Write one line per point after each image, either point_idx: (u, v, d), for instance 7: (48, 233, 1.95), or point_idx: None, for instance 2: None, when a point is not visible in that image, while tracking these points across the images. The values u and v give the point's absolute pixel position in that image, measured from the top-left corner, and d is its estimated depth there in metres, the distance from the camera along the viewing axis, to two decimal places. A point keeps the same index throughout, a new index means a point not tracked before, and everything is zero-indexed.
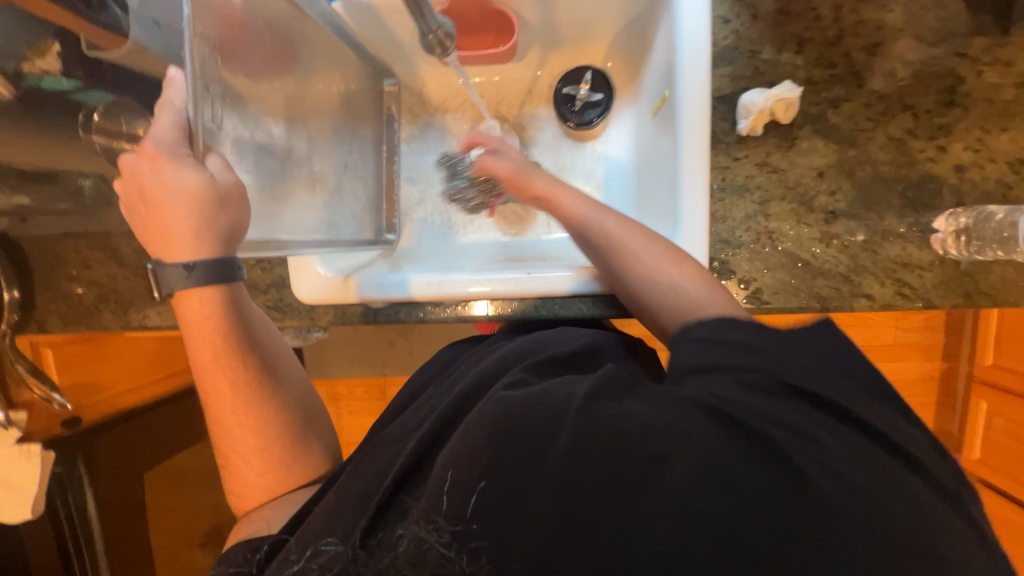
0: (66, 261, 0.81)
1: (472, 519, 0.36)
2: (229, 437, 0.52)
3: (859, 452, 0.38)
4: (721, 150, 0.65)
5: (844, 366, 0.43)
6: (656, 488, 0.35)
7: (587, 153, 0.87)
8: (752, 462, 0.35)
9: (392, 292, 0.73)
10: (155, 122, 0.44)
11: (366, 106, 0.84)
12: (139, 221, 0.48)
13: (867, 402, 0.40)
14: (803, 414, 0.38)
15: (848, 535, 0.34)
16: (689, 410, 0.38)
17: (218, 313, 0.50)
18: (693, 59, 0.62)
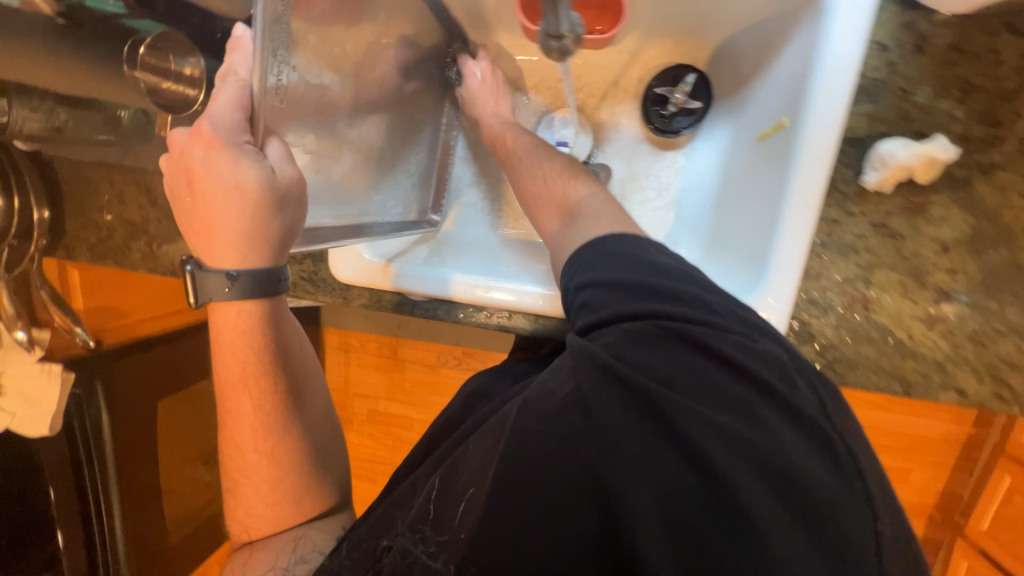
0: (99, 189, 0.76)
1: (454, 529, 0.41)
2: (242, 464, 0.50)
3: (734, 401, 0.40)
4: (836, 200, 0.57)
5: (730, 341, 0.42)
6: (560, 458, 0.39)
7: (666, 164, 0.80)
8: (633, 413, 0.39)
9: (434, 288, 0.68)
10: (213, 100, 0.38)
11: (437, 72, 0.75)
12: (184, 213, 0.45)
13: (750, 350, 0.42)
14: (682, 364, 0.41)
15: (725, 478, 0.38)
16: (614, 417, 0.39)
17: (253, 329, 0.48)
18: (829, 88, 0.54)
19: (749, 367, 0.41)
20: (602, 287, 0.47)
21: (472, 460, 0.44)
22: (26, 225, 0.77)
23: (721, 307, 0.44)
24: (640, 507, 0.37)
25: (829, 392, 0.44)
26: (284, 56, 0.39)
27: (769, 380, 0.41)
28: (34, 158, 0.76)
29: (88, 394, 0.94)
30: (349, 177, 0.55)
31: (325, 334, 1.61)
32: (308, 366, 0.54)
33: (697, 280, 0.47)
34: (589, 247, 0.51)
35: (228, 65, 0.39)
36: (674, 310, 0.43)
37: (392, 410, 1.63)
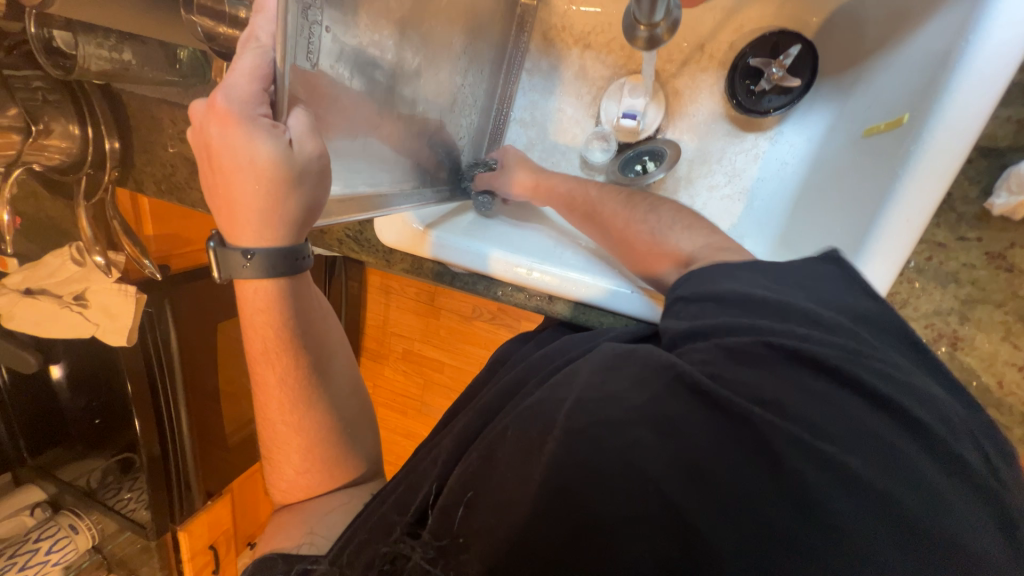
0: (162, 124, 0.78)
1: (459, 533, 0.37)
2: (273, 433, 0.54)
3: (861, 434, 0.34)
4: (949, 221, 0.49)
5: (880, 362, 0.37)
6: (630, 479, 0.33)
7: (745, 147, 0.71)
8: (734, 440, 0.33)
9: (471, 260, 0.66)
10: (230, 70, 0.36)
11: (496, 16, 0.67)
12: (208, 190, 0.43)
13: (872, 368, 0.36)
14: (799, 385, 0.35)
15: (847, 530, 0.31)
16: (706, 423, 0.34)
17: (278, 298, 0.49)
18: (974, 83, 0.44)
19: (878, 393, 0.35)
20: (715, 300, 0.43)
21: (510, 441, 0.38)
22: (99, 156, 0.80)
23: (856, 330, 0.39)
24: (739, 552, 0.31)
25: (967, 433, 0.37)
26: (316, 15, 0.35)
27: (897, 406, 0.35)
28: (104, 91, 0.77)
29: (158, 311, 1.02)
30: (391, 142, 0.52)
31: (368, 274, 1.66)
32: (327, 339, 0.56)
33: (816, 294, 0.42)
34: (711, 267, 0.48)
35: (250, 29, 0.38)
36: (791, 328, 0.38)
37: (426, 352, 1.70)
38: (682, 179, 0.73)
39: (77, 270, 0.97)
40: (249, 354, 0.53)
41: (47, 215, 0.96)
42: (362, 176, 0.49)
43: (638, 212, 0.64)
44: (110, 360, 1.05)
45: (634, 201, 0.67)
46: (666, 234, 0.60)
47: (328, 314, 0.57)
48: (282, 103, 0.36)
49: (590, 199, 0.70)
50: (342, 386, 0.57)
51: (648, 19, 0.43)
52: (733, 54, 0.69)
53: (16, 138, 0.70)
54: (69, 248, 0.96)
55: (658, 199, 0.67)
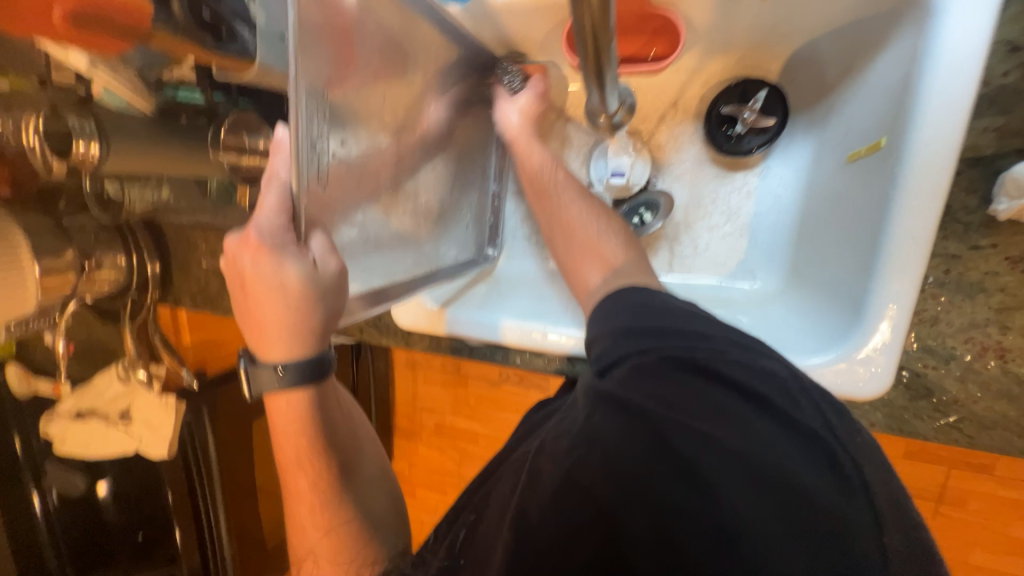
0: (197, 246, 0.87)
1: (460, 555, 0.42)
2: (303, 538, 0.53)
3: (731, 417, 0.35)
4: (956, 232, 0.48)
5: (745, 358, 0.39)
6: (565, 493, 0.34)
7: (736, 186, 0.72)
8: (638, 439, 0.34)
9: (485, 333, 0.68)
10: (260, 207, 0.41)
11: (482, 108, 0.73)
12: (240, 312, 0.47)
13: (742, 363, 0.39)
14: (681, 386, 0.37)
15: (737, 512, 0.32)
16: (609, 423, 0.35)
17: (305, 409, 0.51)
18: (937, 103, 0.45)
19: (750, 386, 0.37)
20: (610, 332, 0.45)
21: (499, 507, 0.40)
22: (144, 280, 0.88)
23: (730, 335, 0.42)
24: (645, 541, 0.32)
25: (821, 403, 0.38)
26: (323, 146, 0.41)
27: (767, 393, 0.37)
28: (147, 225, 0.87)
29: (197, 419, 1.04)
30: (401, 238, 0.56)
31: (393, 352, 1.69)
32: (355, 436, 0.58)
33: (694, 311, 0.45)
34: (607, 299, 0.50)
35: (272, 169, 0.41)
36: (669, 342, 0.41)
37: (458, 424, 1.67)
38: (684, 225, 0.74)
39: (123, 388, 1.03)
40: (279, 461, 0.54)
41: (98, 338, 1.05)
42: (378, 270, 0.53)
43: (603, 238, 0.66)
44: (153, 473, 1.07)
45: (580, 192, 0.71)
46: (607, 241, 0.66)
47: (352, 410, 0.59)
48: (302, 229, 0.40)
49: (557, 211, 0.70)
50: (365, 476, 0.57)
51: (606, 112, 0.48)
52: (705, 105, 0.73)
53: (72, 277, 0.78)
54: (115, 368, 1.02)
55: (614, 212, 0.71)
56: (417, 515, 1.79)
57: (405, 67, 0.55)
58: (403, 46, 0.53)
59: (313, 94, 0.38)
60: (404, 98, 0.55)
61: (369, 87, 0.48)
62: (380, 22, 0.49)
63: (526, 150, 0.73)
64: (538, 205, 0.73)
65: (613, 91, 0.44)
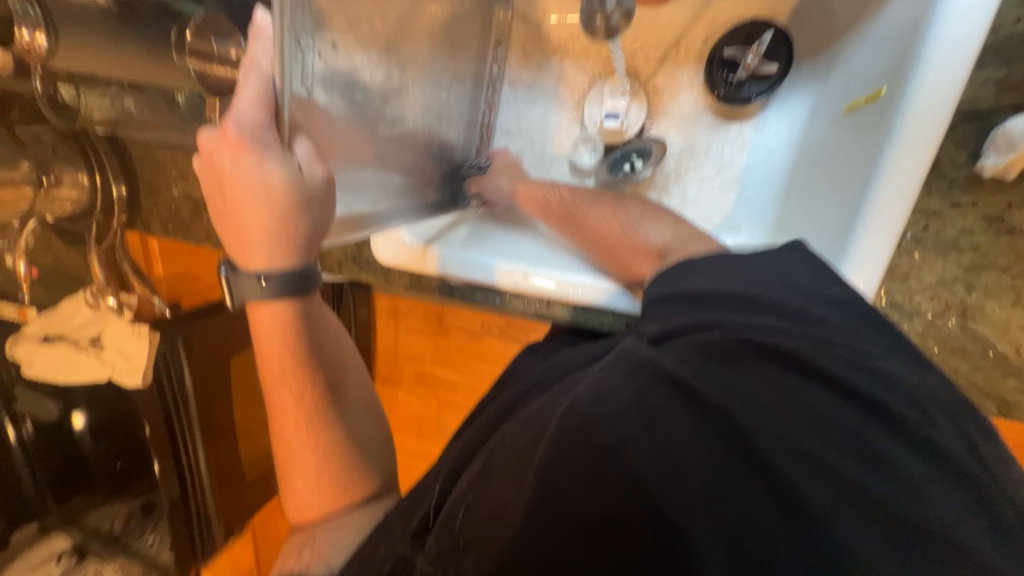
0: (165, 166, 0.80)
1: (460, 536, 0.39)
2: (287, 453, 0.53)
3: (825, 420, 0.34)
4: (940, 188, 0.48)
5: (849, 354, 0.38)
6: (614, 473, 0.33)
7: (730, 138, 0.71)
8: (711, 432, 0.33)
9: (470, 272, 0.67)
10: (236, 98, 0.37)
11: (476, 31, 0.68)
12: (216, 215, 0.44)
13: (836, 356, 0.37)
14: (761, 377, 0.36)
15: (820, 513, 0.31)
16: (674, 404, 0.34)
17: (291, 317, 0.51)
18: (952, 45, 0.43)
19: (847, 384, 0.36)
20: (687, 298, 0.44)
21: (506, 453, 0.41)
22: (107, 203, 0.82)
23: (830, 318, 0.40)
24: (712, 539, 0.30)
25: (932, 407, 0.37)
26: (309, 43, 0.37)
27: (872, 396, 0.36)
28: (109, 140, 0.80)
29: (172, 349, 1.03)
30: (386, 164, 0.54)
31: (375, 299, 1.68)
32: (342, 360, 0.57)
33: (777, 281, 0.44)
34: (678, 267, 0.49)
35: (251, 57, 0.37)
36: (751, 322, 0.40)
37: (438, 373, 1.70)
38: (674, 176, 0.73)
39: (92, 314, 1.01)
40: (263, 373, 0.53)
41: (63, 263, 1.01)
42: (359, 194, 0.51)
43: (617, 209, 0.67)
44: (126, 401, 1.07)
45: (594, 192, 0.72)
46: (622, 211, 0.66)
47: (339, 334, 0.58)
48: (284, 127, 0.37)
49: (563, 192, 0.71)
50: (354, 400, 0.57)
51: None
52: (708, 48, 0.70)
53: None
54: (84, 293, 0.99)
55: (630, 199, 0.70)
56: None
57: None
58: None
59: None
60: (397, 6, 0.50)
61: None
62: None
63: None
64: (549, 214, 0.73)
65: None
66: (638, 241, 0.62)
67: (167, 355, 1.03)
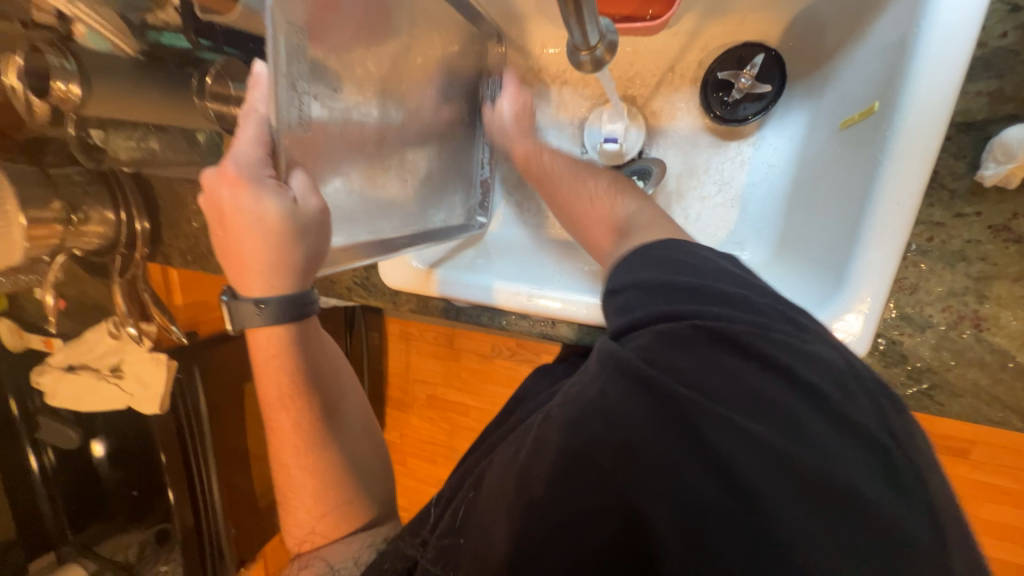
0: (187, 200, 0.86)
1: (457, 531, 0.42)
2: (289, 477, 0.54)
3: (780, 410, 0.34)
4: (942, 200, 0.47)
5: (802, 346, 0.37)
6: (581, 468, 0.34)
7: (729, 156, 0.72)
8: (662, 422, 0.33)
9: (476, 295, 0.68)
10: (237, 139, 0.40)
11: (473, 65, 0.71)
12: (220, 246, 0.46)
13: (784, 343, 0.37)
14: (714, 365, 0.35)
15: (761, 492, 0.32)
16: (635, 397, 0.34)
17: (286, 344, 0.51)
18: (932, 65, 0.44)
19: (802, 374, 0.35)
20: (638, 288, 0.44)
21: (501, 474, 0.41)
22: (132, 236, 0.88)
23: (770, 306, 0.40)
24: (663, 524, 0.32)
25: (885, 402, 0.37)
26: (304, 88, 0.40)
27: (821, 385, 0.35)
28: (135, 177, 0.86)
29: (188, 377, 1.05)
30: (388, 197, 0.56)
31: (386, 324, 1.70)
32: (337, 381, 0.58)
33: (730, 275, 0.43)
34: (635, 253, 0.48)
35: (250, 101, 0.39)
36: (706, 310, 0.39)
37: (450, 397, 1.69)
38: (675, 195, 0.74)
39: (113, 343, 1.04)
40: (263, 399, 0.54)
41: (87, 295, 1.05)
42: (364, 224, 0.52)
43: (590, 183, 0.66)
44: (144, 429, 1.09)
45: (570, 160, 0.70)
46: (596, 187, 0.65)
47: (333, 356, 0.59)
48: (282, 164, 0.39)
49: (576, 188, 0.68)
50: (351, 420, 0.58)
51: (585, 44, 0.46)
52: (702, 71, 0.71)
53: (60, 228, 0.78)
54: (107, 323, 1.03)
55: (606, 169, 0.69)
56: (406, 483, 1.82)
57: (393, 20, 0.53)
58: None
59: (293, 26, 0.37)
60: (390, 50, 0.53)
61: (353, 34, 0.47)
62: None
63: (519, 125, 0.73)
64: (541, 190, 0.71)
65: (592, 22, 0.43)
66: (605, 207, 0.61)
67: (182, 382, 1.05)
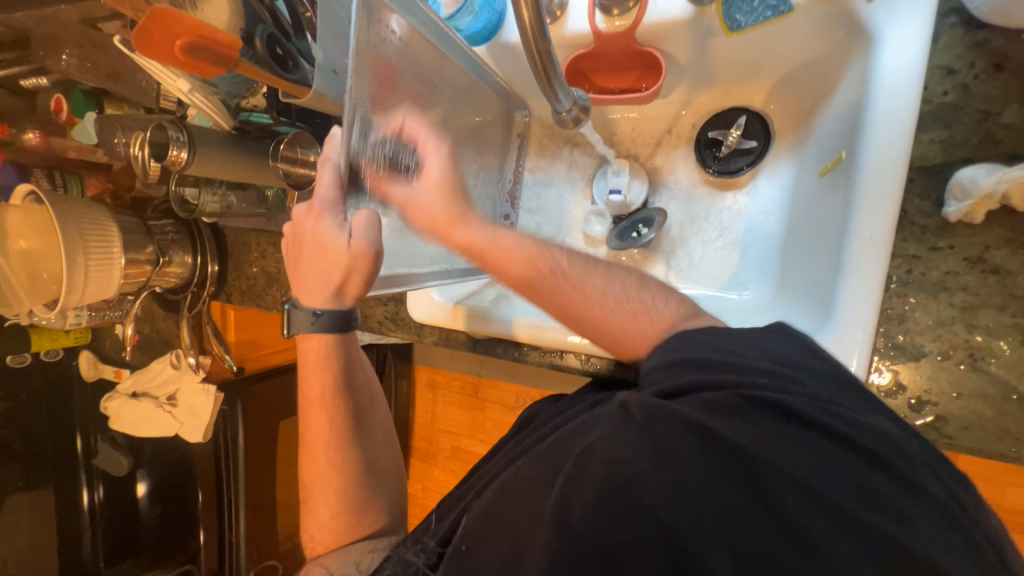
0: (250, 249, 1.01)
1: (461, 542, 0.44)
2: (314, 473, 0.61)
3: (845, 477, 0.35)
4: (914, 234, 0.51)
5: (860, 426, 0.38)
6: (629, 503, 0.35)
7: (726, 204, 0.78)
8: (724, 474, 0.35)
9: (492, 327, 0.75)
10: (318, 184, 0.50)
11: (500, 130, 0.83)
12: (291, 264, 0.57)
13: (840, 415, 0.38)
14: (777, 434, 0.37)
15: (820, 543, 0.33)
16: (698, 450, 0.36)
17: (333, 356, 0.61)
18: (884, 119, 0.50)
19: (859, 443, 0.37)
20: (682, 367, 0.43)
21: (523, 475, 0.43)
22: (203, 277, 1.02)
23: (814, 382, 0.41)
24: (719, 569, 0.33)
25: (943, 471, 0.38)
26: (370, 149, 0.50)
27: (884, 454, 0.36)
28: (212, 228, 1.02)
29: (231, 409, 1.14)
30: (423, 236, 0.64)
31: (415, 371, 1.77)
32: (371, 393, 0.66)
33: (762, 350, 0.44)
34: (675, 338, 0.47)
35: (325, 153, 0.50)
36: (756, 382, 0.40)
37: (474, 447, 1.69)
38: (676, 240, 0.80)
39: (173, 373, 1.16)
40: (302, 398, 0.63)
41: (158, 330, 1.19)
42: (398, 259, 0.60)
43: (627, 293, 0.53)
44: (187, 458, 1.17)
45: (535, 244, 0.56)
46: (643, 308, 0.53)
47: (365, 370, 0.66)
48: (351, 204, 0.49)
49: (581, 277, 0.54)
50: (374, 430, 0.65)
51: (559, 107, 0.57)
52: (695, 132, 0.80)
53: (149, 268, 0.94)
54: (169, 355, 1.15)
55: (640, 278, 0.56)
56: None
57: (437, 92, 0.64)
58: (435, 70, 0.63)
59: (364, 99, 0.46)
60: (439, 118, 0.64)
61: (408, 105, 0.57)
62: (421, 54, 0.59)
63: (495, 253, 0.55)
64: (504, 280, 0.56)
65: (563, 88, 0.54)
66: (658, 326, 0.51)
67: (225, 415, 1.14)
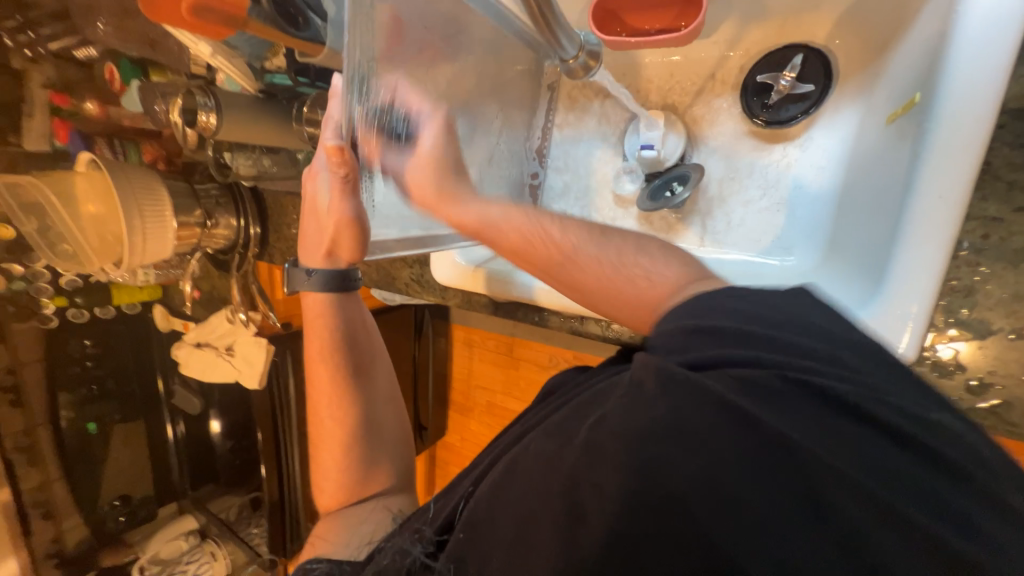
0: (288, 211, 1.04)
1: (462, 529, 0.40)
2: (318, 424, 0.67)
3: (927, 491, 0.28)
4: (997, 192, 0.44)
5: (945, 433, 0.30)
6: (652, 489, 0.29)
7: (774, 159, 0.69)
8: (767, 472, 0.28)
9: (513, 291, 0.74)
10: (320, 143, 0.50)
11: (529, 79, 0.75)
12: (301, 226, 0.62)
13: (921, 419, 0.30)
14: (836, 433, 0.29)
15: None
16: (738, 440, 0.28)
17: (329, 312, 0.66)
18: (971, 56, 0.42)
19: (943, 452, 0.29)
20: (698, 334, 0.35)
21: (531, 451, 0.37)
22: (248, 239, 1.06)
23: (879, 370, 0.33)
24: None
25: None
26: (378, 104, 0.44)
27: (968, 463, 0.29)
28: (253, 192, 1.05)
29: (282, 360, 1.24)
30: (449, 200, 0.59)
31: (453, 329, 1.82)
32: (371, 349, 0.71)
33: (837, 334, 0.34)
34: (686, 303, 0.39)
35: (328, 113, 0.50)
36: (814, 368, 0.31)
37: (509, 404, 1.75)
38: (716, 200, 0.72)
39: (227, 327, 1.24)
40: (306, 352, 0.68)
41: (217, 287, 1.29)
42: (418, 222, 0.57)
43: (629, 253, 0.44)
44: (246, 404, 1.29)
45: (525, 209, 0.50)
46: (646, 270, 0.44)
47: (370, 329, 0.72)
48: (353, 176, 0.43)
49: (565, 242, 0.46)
50: (373, 385, 0.70)
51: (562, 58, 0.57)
52: (743, 76, 0.71)
53: (196, 229, 0.99)
54: (225, 312, 1.22)
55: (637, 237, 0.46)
56: None
57: (460, 41, 0.58)
58: (457, 15, 0.56)
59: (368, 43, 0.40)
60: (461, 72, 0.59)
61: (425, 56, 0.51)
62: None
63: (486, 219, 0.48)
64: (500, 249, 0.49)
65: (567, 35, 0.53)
66: (660, 287, 0.42)
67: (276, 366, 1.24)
